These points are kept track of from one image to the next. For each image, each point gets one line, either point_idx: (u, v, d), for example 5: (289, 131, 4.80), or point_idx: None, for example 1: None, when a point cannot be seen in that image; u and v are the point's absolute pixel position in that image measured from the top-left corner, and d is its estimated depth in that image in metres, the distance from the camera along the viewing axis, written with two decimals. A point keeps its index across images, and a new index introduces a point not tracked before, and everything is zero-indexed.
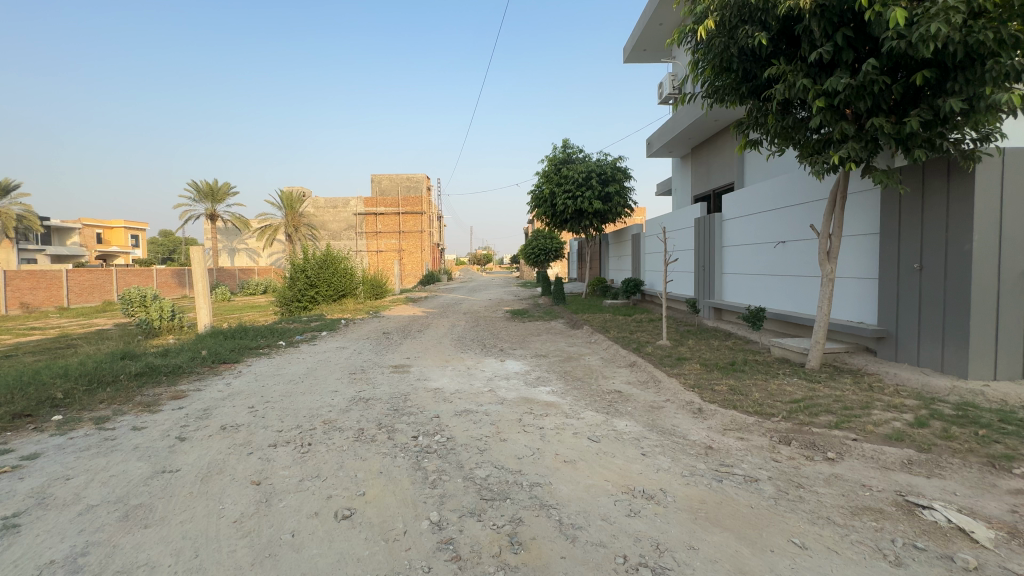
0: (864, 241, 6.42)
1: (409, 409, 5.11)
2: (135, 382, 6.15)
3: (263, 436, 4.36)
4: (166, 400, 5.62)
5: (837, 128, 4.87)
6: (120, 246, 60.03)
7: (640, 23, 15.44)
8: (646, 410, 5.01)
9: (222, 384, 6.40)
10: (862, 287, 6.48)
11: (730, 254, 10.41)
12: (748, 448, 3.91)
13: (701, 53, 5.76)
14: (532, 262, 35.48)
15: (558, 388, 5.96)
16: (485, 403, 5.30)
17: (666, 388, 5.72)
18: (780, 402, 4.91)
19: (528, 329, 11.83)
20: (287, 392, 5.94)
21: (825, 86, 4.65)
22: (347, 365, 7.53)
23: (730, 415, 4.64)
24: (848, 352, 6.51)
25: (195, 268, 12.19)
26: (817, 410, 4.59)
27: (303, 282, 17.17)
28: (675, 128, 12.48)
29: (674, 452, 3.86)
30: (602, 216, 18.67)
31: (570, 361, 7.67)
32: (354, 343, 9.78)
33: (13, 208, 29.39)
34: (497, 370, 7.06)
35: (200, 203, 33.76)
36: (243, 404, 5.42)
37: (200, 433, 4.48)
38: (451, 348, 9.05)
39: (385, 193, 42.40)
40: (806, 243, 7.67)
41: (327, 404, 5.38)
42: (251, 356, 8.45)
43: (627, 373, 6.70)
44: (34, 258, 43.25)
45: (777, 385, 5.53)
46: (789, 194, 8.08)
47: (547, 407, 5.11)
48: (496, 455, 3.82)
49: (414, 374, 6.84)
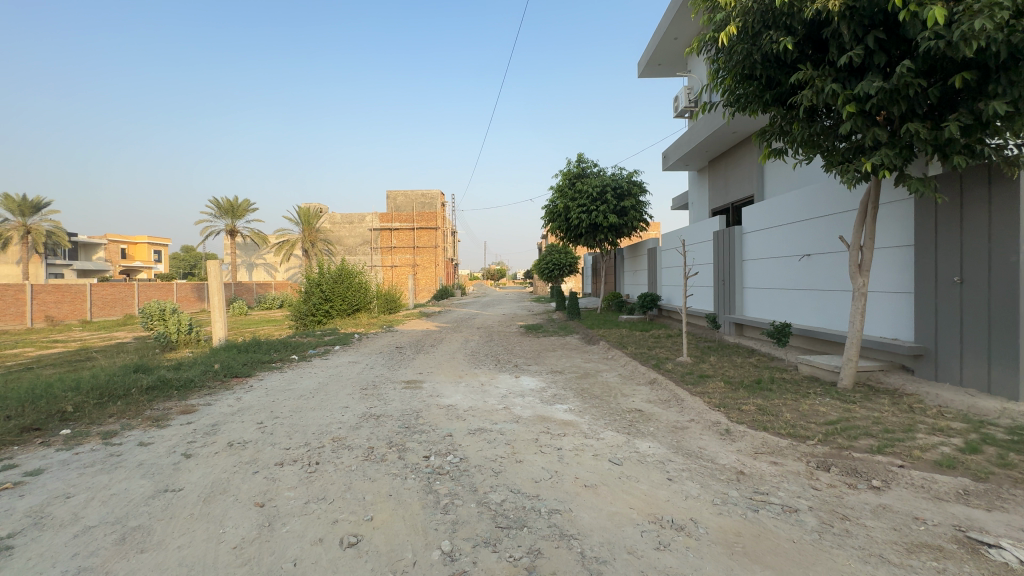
0: (898, 253, 6.12)
1: (421, 427, 4.92)
2: (146, 396, 6.07)
3: (270, 454, 4.22)
4: (175, 414, 5.52)
5: (869, 134, 4.64)
6: (144, 262, 61.59)
7: (655, 37, 15.47)
8: (669, 430, 4.74)
9: (233, 399, 6.30)
10: (896, 302, 6.15)
11: (751, 268, 10.12)
12: (782, 473, 3.64)
13: (723, 59, 5.61)
14: (545, 277, 35.30)
15: (575, 406, 5.72)
16: (500, 421, 5.09)
17: (689, 407, 5.44)
18: (814, 424, 4.60)
19: (543, 344, 11.60)
20: (297, 408, 5.80)
21: (857, 90, 4.44)
22: (359, 380, 7.39)
23: (761, 437, 4.35)
24: (883, 371, 6.15)
25: (211, 282, 12.20)
26: (856, 433, 4.28)
27: (318, 296, 17.24)
28: (693, 140, 12.34)
29: (702, 477, 3.60)
30: (617, 230, 18.47)
31: (586, 378, 7.42)
32: (367, 358, 9.68)
33: (44, 224, 30.31)
34: (512, 386, 6.85)
35: (220, 219, 34.44)
36: (252, 420, 5.29)
37: (206, 450, 4.35)
38: (465, 363, 8.86)
39: (401, 209, 42.79)
40: (834, 255, 7.38)
41: (337, 421, 5.22)
42: (263, 370, 8.37)
43: (648, 391, 6.42)
44: (61, 273, 44.57)
45: (809, 406, 5.22)
46: (815, 205, 7.81)
47: (564, 426, 4.87)
48: (512, 478, 3.60)
49: (427, 390, 6.66)
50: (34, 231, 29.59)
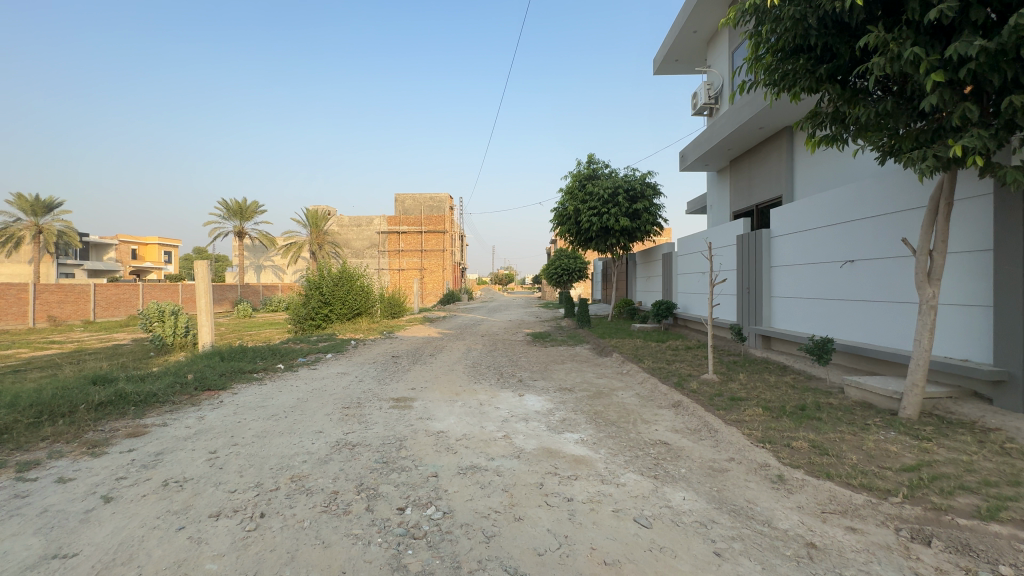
0: (973, 260, 5.17)
1: (401, 463, 4.06)
2: (94, 415, 5.29)
3: (209, 499, 3.39)
4: (120, 438, 4.73)
5: (959, 109, 3.73)
6: (154, 263, 61.83)
7: (671, 32, 14.66)
8: (706, 474, 3.84)
9: (194, 418, 5.49)
10: (969, 317, 5.21)
11: (781, 275, 9.18)
12: (867, 549, 2.73)
13: (767, 28, 4.80)
14: (554, 282, 34.42)
15: (588, 436, 4.82)
16: (498, 456, 4.21)
17: (726, 441, 4.52)
18: (890, 471, 3.67)
19: (550, 356, 10.70)
20: (262, 432, 4.97)
21: (948, 53, 3.55)
22: (343, 396, 6.56)
23: (828, 490, 3.42)
24: (953, 399, 5.18)
25: (198, 284, 11.42)
26: (949, 487, 3.34)
27: (317, 299, 16.51)
28: (715, 137, 11.49)
29: (761, 552, 2.69)
30: (629, 234, 17.52)
31: (599, 398, 6.51)
32: (358, 369, 8.89)
33: (55, 224, 30.03)
34: (514, 407, 5.97)
35: (227, 220, 34.00)
36: (205, 448, 4.46)
37: (133, 492, 3.52)
38: (464, 377, 8.00)
39: (408, 212, 42.22)
40: (886, 262, 6.44)
41: (304, 451, 4.38)
42: (241, 382, 7.56)
43: (673, 417, 5.51)
44: (72, 273, 44.76)
45: (875, 444, 4.28)
46: (863, 204, 6.88)
47: (575, 465, 4.00)
48: (507, 548, 2.74)
49: (417, 411, 5.79)
50: (46, 231, 29.31)
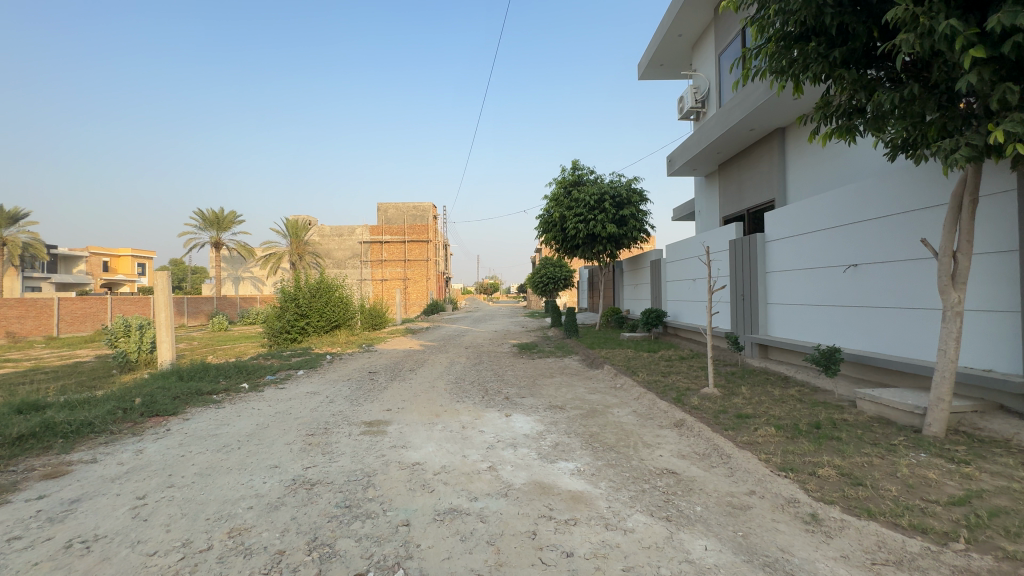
0: (999, 261, 4.76)
1: (367, 508, 3.40)
2: (7, 453, 4.49)
3: (116, 568, 2.69)
4: (31, 482, 3.97)
5: (997, 90, 3.30)
6: (127, 275, 59.71)
7: (656, 36, 14.42)
8: (725, 513, 3.27)
9: (131, 453, 4.73)
10: (997, 322, 4.78)
11: (778, 280, 8.79)
12: None
13: (774, 9, 4.34)
14: (540, 291, 33.99)
15: (584, 466, 4.23)
16: (481, 495, 3.58)
17: (742, 470, 3.97)
18: (938, 506, 3.15)
19: (538, 369, 10.10)
20: (207, 469, 4.25)
21: (989, 25, 3.11)
22: (309, 422, 5.85)
23: (874, 533, 2.89)
24: (979, 413, 4.74)
25: (158, 295, 10.51)
26: (1015, 527, 2.83)
27: (293, 311, 15.67)
28: (704, 140, 11.15)
29: None
30: (616, 241, 17.14)
31: (594, 417, 5.92)
32: (331, 387, 8.18)
33: (20, 235, 28.48)
34: (500, 431, 5.35)
35: (203, 230, 32.77)
36: (133, 493, 3.74)
37: (22, 559, 2.80)
38: (446, 395, 7.35)
39: (391, 222, 41.57)
40: (894, 265, 6.05)
41: (252, 493, 3.70)
42: (197, 406, 6.78)
43: (677, 439, 4.95)
44: (38, 287, 42.79)
45: (910, 469, 3.78)
46: (866, 204, 6.51)
47: (573, 505, 3.41)
48: None
49: (391, 437, 5.12)
50: (9, 243, 27.73)
